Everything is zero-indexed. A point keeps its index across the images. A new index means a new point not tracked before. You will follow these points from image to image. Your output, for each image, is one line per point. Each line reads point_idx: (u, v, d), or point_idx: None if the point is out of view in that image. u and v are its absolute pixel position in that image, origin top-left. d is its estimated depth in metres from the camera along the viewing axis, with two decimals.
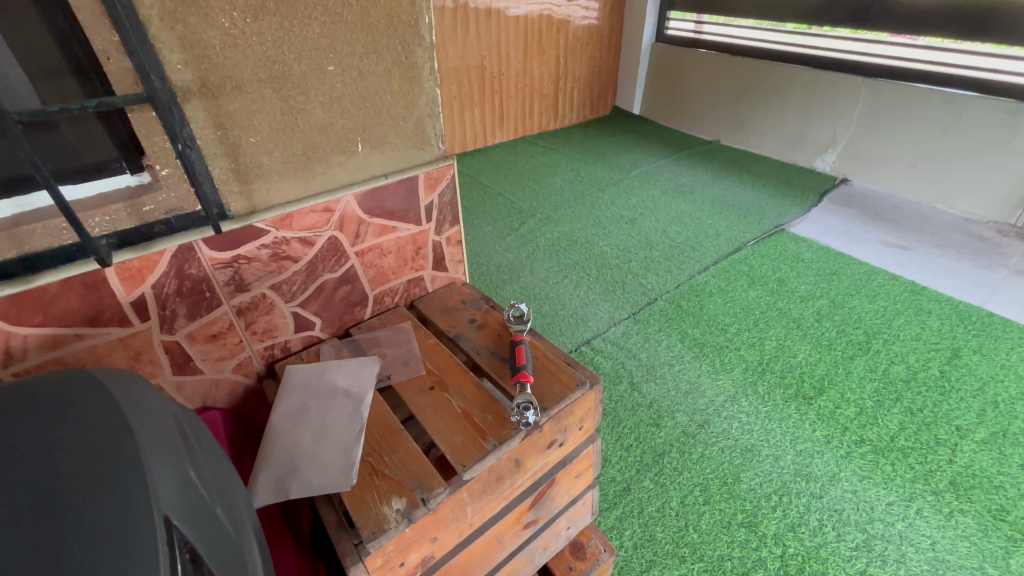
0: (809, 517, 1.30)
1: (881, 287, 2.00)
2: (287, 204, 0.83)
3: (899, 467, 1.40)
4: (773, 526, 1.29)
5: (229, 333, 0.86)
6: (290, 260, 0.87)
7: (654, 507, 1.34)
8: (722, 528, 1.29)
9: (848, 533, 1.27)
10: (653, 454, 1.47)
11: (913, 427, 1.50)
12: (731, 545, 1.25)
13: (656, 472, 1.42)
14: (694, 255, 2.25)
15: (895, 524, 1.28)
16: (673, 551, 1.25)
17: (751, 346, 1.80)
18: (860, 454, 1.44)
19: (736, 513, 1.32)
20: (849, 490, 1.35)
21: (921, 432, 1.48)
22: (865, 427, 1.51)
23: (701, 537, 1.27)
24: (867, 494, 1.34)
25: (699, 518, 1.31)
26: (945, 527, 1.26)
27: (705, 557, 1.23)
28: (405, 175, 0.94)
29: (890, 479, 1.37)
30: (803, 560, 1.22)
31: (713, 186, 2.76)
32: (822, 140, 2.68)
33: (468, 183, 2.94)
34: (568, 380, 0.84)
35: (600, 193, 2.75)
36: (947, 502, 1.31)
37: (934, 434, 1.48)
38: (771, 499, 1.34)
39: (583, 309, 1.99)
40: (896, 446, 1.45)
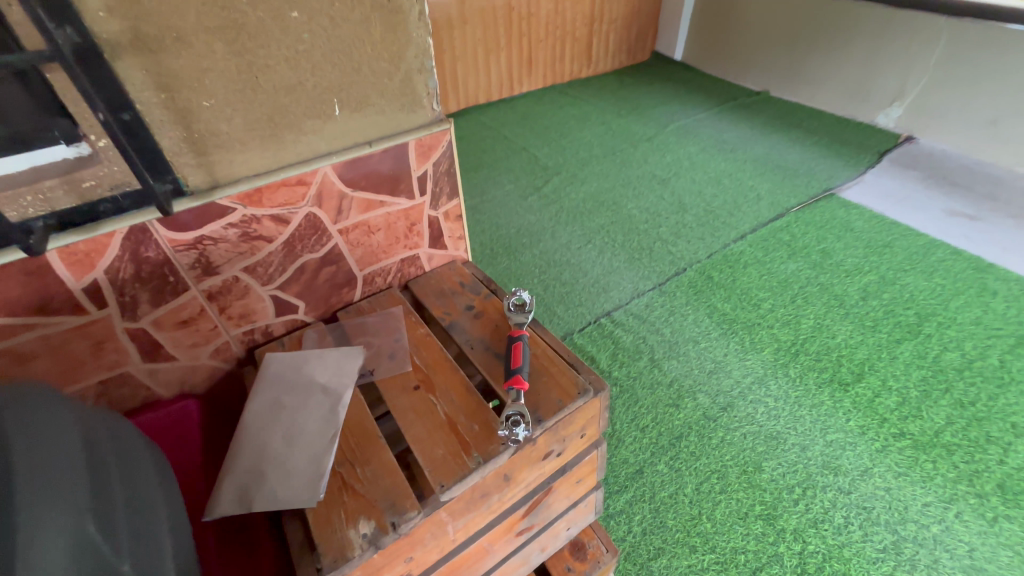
0: (834, 514, 1.20)
1: (941, 263, 1.78)
2: (255, 177, 0.73)
3: (941, 465, 1.27)
4: (794, 521, 1.20)
5: (201, 319, 0.79)
6: (263, 239, 0.78)
7: (666, 492, 1.27)
8: (738, 519, 1.21)
9: (876, 533, 1.16)
10: (669, 437, 1.37)
11: (961, 423, 1.35)
12: (745, 538, 1.18)
13: (672, 456, 1.33)
14: (730, 221, 2.05)
15: (929, 527, 1.17)
16: (683, 540, 1.18)
17: (786, 323, 1.64)
18: (898, 449, 1.30)
19: (754, 505, 1.23)
20: (881, 487, 1.24)
21: (969, 428, 1.33)
22: (906, 419, 1.36)
23: (715, 527, 1.20)
24: (901, 492, 1.23)
25: (714, 508, 1.23)
26: (987, 534, 1.15)
27: (717, 549, 1.16)
28: (393, 141, 0.82)
29: (930, 478, 1.25)
30: (824, 559, 1.13)
31: (758, 143, 2.49)
32: (890, 92, 2.35)
33: (490, 136, 2.75)
34: (568, 387, 0.74)
35: (632, 150, 2.53)
36: (993, 507, 1.19)
37: (985, 431, 1.33)
38: (794, 492, 1.24)
39: (606, 278, 1.85)
40: (940, 442, 1.31)
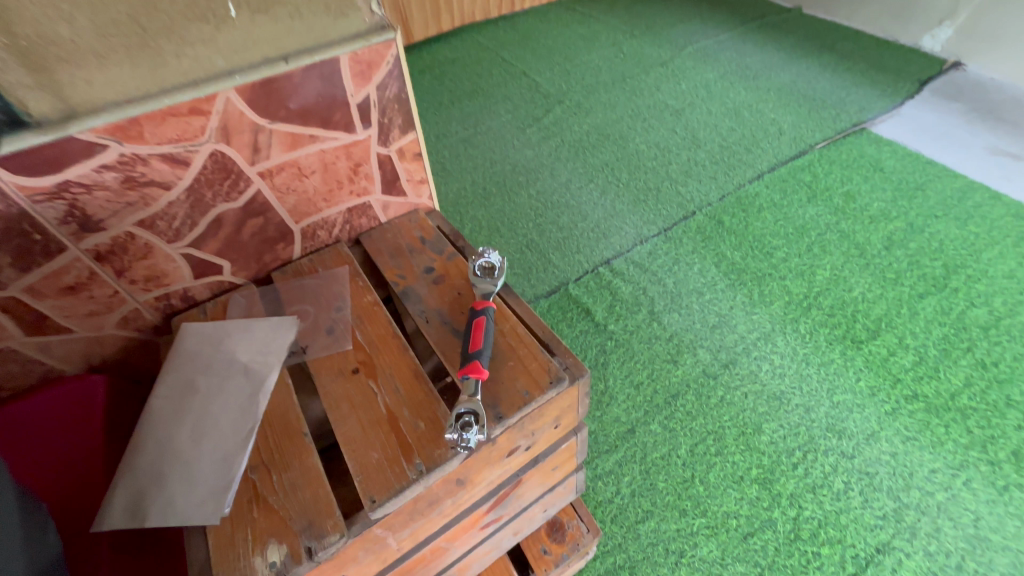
0: (833, 479, 1.09)
1: (978, 208, 1.57)
2: (128, 103, 0.55)
3: (953, 430, 1.14)
4: (791, 485, 1.09)
5: (93, 284, 0.65)
6: (157, 185, 0.62)
7: (659, 453, 1.15)
8: (733, 483, 1.10)
9: (876, 500, 1.06)
10: (666, 396, 1.24)
11: (981, 385, 1.21)
12: (739, 502, 1.08)
13: (666, 415, 1.20)
14: (748, 158, 1.81)
15: (934, 495, 1.06)
16: (674, 503, 1.08)
17: (799, 275, 1.45)
18: (909, 412, 1.17)
19: (751, 468, 1.12)
20: (887, 452, 1.12)
21: (989, 391, 1.20)
22: (921, 380, 1.22)
23: (708, 491, 1.09)
24: (908, 458, 1.11)
25: (708, 470, 1.12)
26: (995, 503, 1.05)
27: (709, 513, 1.07)
28: (319, 56, 0.63)
29: (940, 443, 1.13)
30: (819, 525, 1.04)
31: (785, 69, 2.19)
32: (943, 8, 2.02)
33: (486, 59, 2.44)
34: (538, 375, 0.61)
35: (643, 76, 2.24)
36: (1004, 476, 1.08)
37: (1006, 394, 1.19)
38: (794, 456, 1.13)
39: (606, 223, 1.64)
40: (955, 405, 1.18)
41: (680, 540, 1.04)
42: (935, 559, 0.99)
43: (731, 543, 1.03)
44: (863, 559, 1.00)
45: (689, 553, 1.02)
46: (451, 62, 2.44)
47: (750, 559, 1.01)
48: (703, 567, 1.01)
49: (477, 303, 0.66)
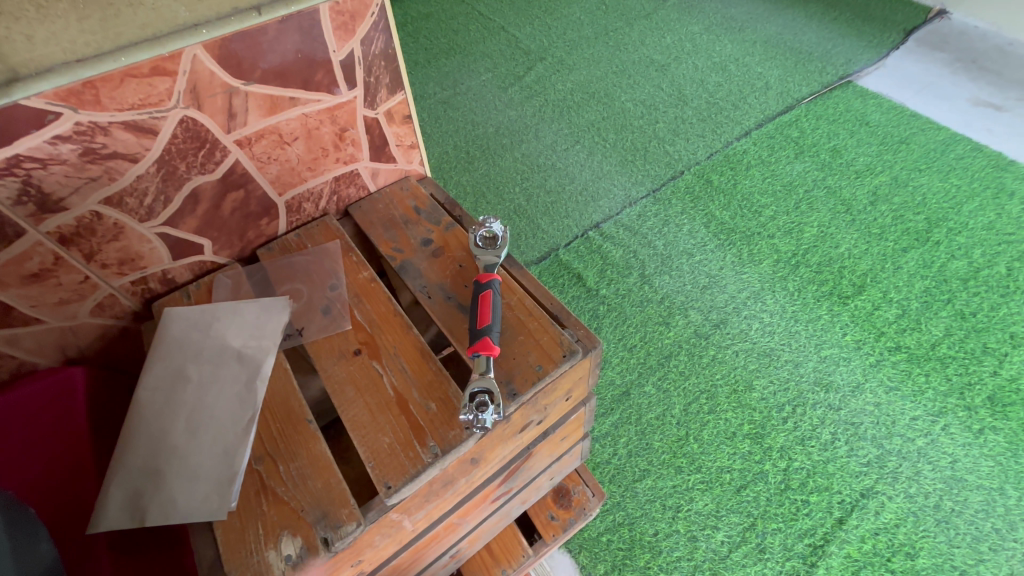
0: (822, 431, 1.09)
1: (959, 160, 1.55)
2: (79, 63, 0.49)
3: (934, 378, 1.14)
4: (781, 438, 1.09)
5: (60, 269, 0.60)
6: (121, 157, 0.56)
7: (654, 414, 1.14)
8: (725, 439, 1.09)
9: (861, 448, 1.07)
10: (659, 356, 1.22)
11: (960, 334, 1.21)
12: (731, 457, 1.07)
13: (660, 376, 1.19)
14: (735, 115, 1.76)
15: (915, 441, 1.07)
16: (669, 461, 1.08)
17: (787, 233, 1.42)
18: (892, 363, 1.17)
19: (743, 424, 1.11)
20: (871, 403, 1.12)
21: (967, 339, 1.20)
22: (904, 332, 1.22)
23: (702, 448, 1.09)
24: (891, 407, 1.11)
25: (702, 428, 1.11)
26: (972, 446, 1.05)
27: (704, 469, 1.06)
28: (295, 6, 0.56)
29: (921, 391, 1.13)
30: (808, 475, 1.04)
31: (771, 20, 2.11)
32: None
33: (462, 13, 2.30)
34: (550, 349, 0.59)
35: (627, 30, 2.14)
36: (980, 419, 1.09)
37: (983, 342, 1.19)
38: (784, 410, 1.12)
39: (595, 185, 1.59)
40: (936, 354, 1.18)
41: (676, 496, 1.04)
42: (915, 500, 1.00)
43: (725, 496, 1.03)
44: (848, 503, 1.01)
45: (685, 508, 1.02)
46: (425, 17, 2.30)
47: (744, 511, 1.01)
48: (699, 521, 1.01)
49: (482, 276, 0.63)
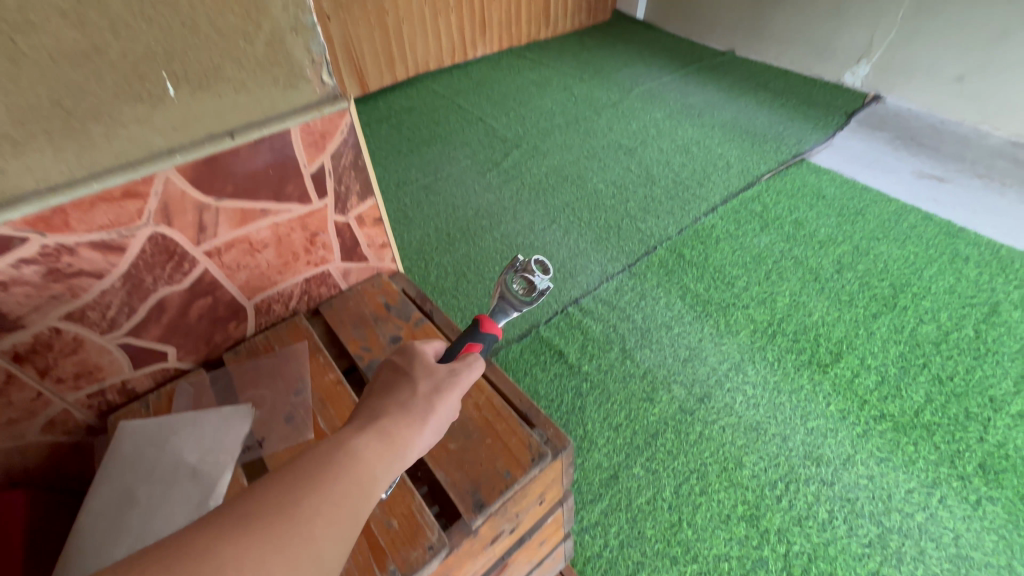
0: (817, 508, 1.06)
1: (912, 229, 1.65)
2: (50, 192, 0.50)
3: (923, 447, 1.13)
4: (778, 520, 1.04)
5: (12, 388, 0.58)
6: (87, 275, 0.56)
7: (644, 498, 1.09)
8: (720, 522, 1.05)
9: (861, 527, 1.03)
10: (645, 435, 1.19)
11: (941, 400, 1.21)
12: (728, 543, 1.02)
13: (648, 456, 1.15)
14: (700, 193, 1.86)
15: (914, 516, 1.03)
16: (663, 551, 1.02)
17: (761, 302, 1.46)
18: (879, 432, 1.16)
19: (737, 505, 1.07)
20: (865, 476, 1.09)
21: (949, 404, 1.20)
22: (887, 399, 1.22)
23: (697, 534, 1.04)
24: (885, 480, 1.08)
25: (694, 512, 1.06)
26: (972, 518, 1.02)
27: (700, 558, 1.01)
28: (267, 130, 0.60)
29: (912, 461, 1.11)
30: (810, 560, 0.99)
31: (726, 107, 2.30)
32: (855, 50, 2.18)
33: (443, 107, 2.47)
34: (519, 453, 0.58)
35: (595, 118, 2.31)
36: (975, 489, 1.06)
37: (965, 407, 1.19)
38: (777, 488, 1.09)
39: (572, 262, 1.64)
40: (921, 422, 1.17)
41: None
42: None
43: None
44: None
45: None
46: (407, 111, 2.46)
47: None
48: None
49: (481, 321, 0.63)
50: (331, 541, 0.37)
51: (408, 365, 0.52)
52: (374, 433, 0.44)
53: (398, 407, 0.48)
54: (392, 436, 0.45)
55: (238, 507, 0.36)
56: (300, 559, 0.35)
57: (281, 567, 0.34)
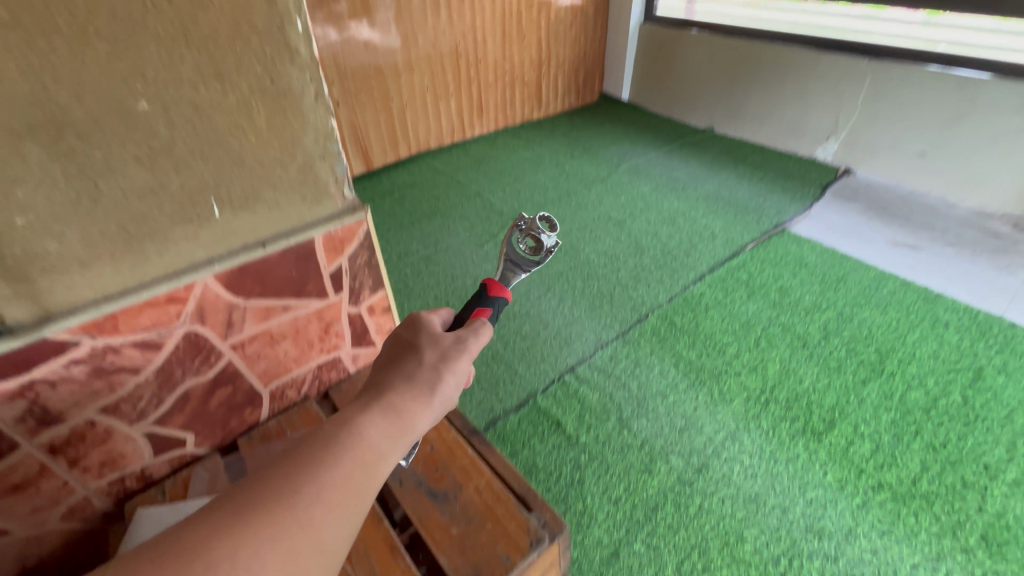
0: None
1: (892, 295, 1.73)
2: (106, 300, 0.57)
3: (923, 518, 1.15)
4: None
5: (41, 479, 0.62)
6: (126, 370, 0.62)
7: None
8: None
9: None
10: (645, 509, 1.20)
11: (936, 468, 1.24)
12: None
13: (649, 531, 1.16)
14: (688, 262, 1.97)
15: None
16: None
17: (753, 369, 1.51)
18: (878, 503, 1.18)
19: None
20: (868, 550, 1.10)
21: (945, 473, 1.22)
22: (883, 468, 1.24)
23: None
24: (889, 554, 1.09)
25: None
26: None
27: None
28: (294, 239, 0.68)
29: (914, 534, 1.12)
30: None
31: (708, 181, 2.47)
32: (825, 129, 2.39)
33: (443, 182, 2.64)
34: (518, 537, 0.61)
35: (586, 192, 2.47)
36: (980, 563, 1.07)
37: (961, 475, 1.22)
38: (780, 564, 1.09)
39: (567, 330, 1.70)
40: (919, 491, 1.19)
41: None
42: None
43: None
44: None
45: None
46: (409, 186, 2.61)
47: None
48: None
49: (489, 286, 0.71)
50: (343, 506, 0.42)
51: (414, 344, 0.58)
52: (380, 409, 0.50)
53: (403, 382, 0.53)
54: (396, 409, 0.50)
55: (239, 495, 0.41)
56: (309, 529, 0.40)
57: (297, 529, 0.40)
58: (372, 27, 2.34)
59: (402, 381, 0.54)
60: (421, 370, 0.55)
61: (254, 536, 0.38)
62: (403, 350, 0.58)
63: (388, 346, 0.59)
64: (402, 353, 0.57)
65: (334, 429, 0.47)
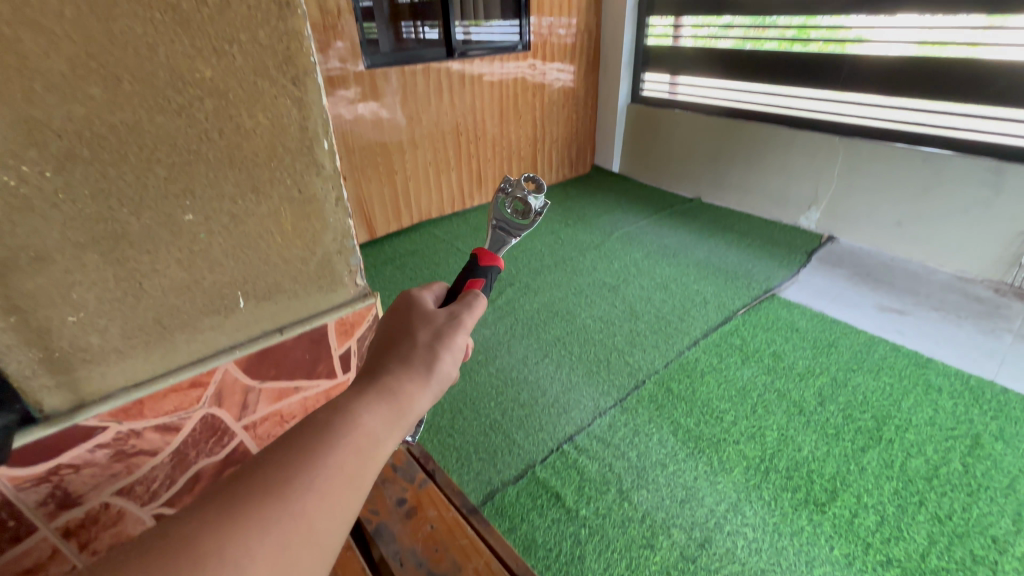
0: None
1: (883, 360, 1.78)
2: (135, 387, 0.62)
3: None
4: None
5: (51, 562, 0.64)
6: (145, 453, 0.66)
7: None
8: None
9: None
10: None
11: (944, 541, 1.23)
12: None
13: None
14: (682, 327, 2.03)
15: None
16: None
17: (751, 437, 1.52)
18: None
19: None
20: None
21: (953, 547, 1.21)
22: (889, 541, 1.23)
23: None
24: None
25: None
26: None
27: None
28: (309, 324, 0.74)
29: None
30: None
31: (698, 248, 2.59)
32: (806, 199, 2.55)
33: (443, 249, 2.75)
34: None
35: (581, 259, 2.58)
36: None
37: (969, 548, 1.21)
38: None
39: (565, 396, 1.73)
40: (928, 568, 1.18)
41: None
42: None
43: None
44: None
45: None
46: (410, 253, 2.72)
47: None
48: None
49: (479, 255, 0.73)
50: (339, 499, 0.41)
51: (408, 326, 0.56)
52: (374, 394, 0.48)
53: (398, 365, 0.51)
54: (391, 393, 0.48)
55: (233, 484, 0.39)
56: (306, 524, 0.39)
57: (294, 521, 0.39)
58: (379, 102, 2.49)
59: (396, 361, 0.52)
60: (416, 352, 0.53)
61: (243, 532, 0.37)
62: (396, 331, 0.56)
63: (382, 328, 0.57)
64: (394, 333, 0.55)
65: (328, 415, 0.45)
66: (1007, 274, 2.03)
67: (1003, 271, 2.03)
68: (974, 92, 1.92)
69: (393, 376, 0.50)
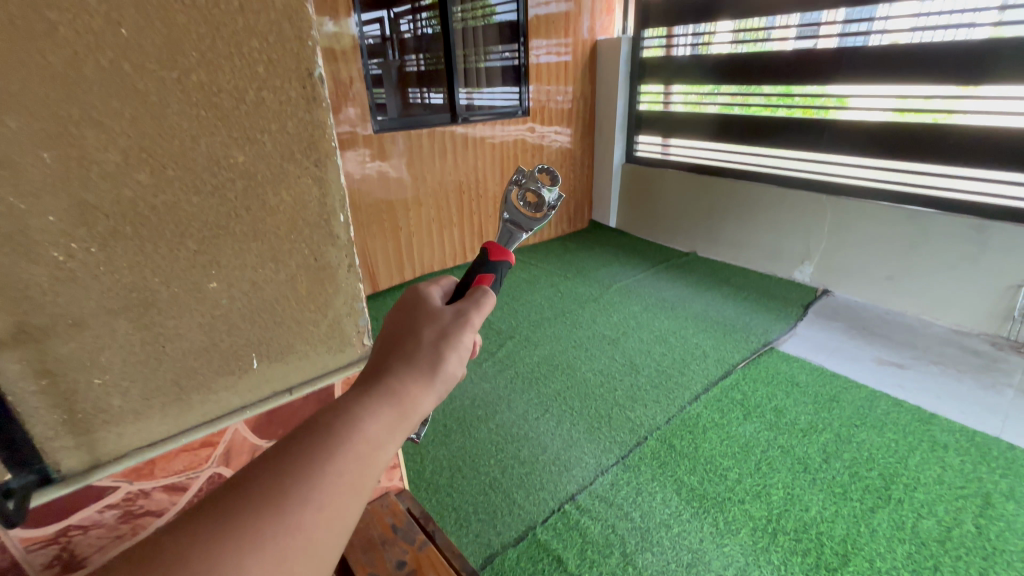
0: None
1: (886, 416, 1.78)
2: (148, 447, 0.64)
3: None
4: None
5: None
6: (151, 513, 0.69)
7: None
8: None
9: None
10: None
11: None
12: None
13: None
14: (682, 381, 2.04)
15: None
16: None
17: (756, 496, 1.50)
18: None
19: None
20: None
21: None
22: None
23: None
24: None
25: None
26: None
27: None
28: (318, 383, 0.77)
29: None
30: None
31: (695, 302, 2.64)
32: (798, 253, 2.63)
33: None
34: None
35: (580, 312, 2.62)
36: None
37: None
38: None
39: (566, 454, 1.71)
40: None
41: None
42: None
43: None
44: None
45: None
46: None
47: None
48: None
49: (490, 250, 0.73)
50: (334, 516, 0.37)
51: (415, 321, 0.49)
52: (375, 397, 0.42)
53: (402, 365, 0.45)
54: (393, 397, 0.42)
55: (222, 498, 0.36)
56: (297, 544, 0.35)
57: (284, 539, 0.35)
58: (386, 163, 2.62)
59: (401, 359, 0.46)
60: (422, 351, 0.46)
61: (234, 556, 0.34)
62: (401, 327, 0.49)
63: (387, 323, 0.51)
64: (399, 329, 0.49)
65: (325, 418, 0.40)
66: (1002, 328, 2.05)
67: (997, 324, 2.06)
68: (948, 155, 2.03)
69: (396, 377, 0.44)
